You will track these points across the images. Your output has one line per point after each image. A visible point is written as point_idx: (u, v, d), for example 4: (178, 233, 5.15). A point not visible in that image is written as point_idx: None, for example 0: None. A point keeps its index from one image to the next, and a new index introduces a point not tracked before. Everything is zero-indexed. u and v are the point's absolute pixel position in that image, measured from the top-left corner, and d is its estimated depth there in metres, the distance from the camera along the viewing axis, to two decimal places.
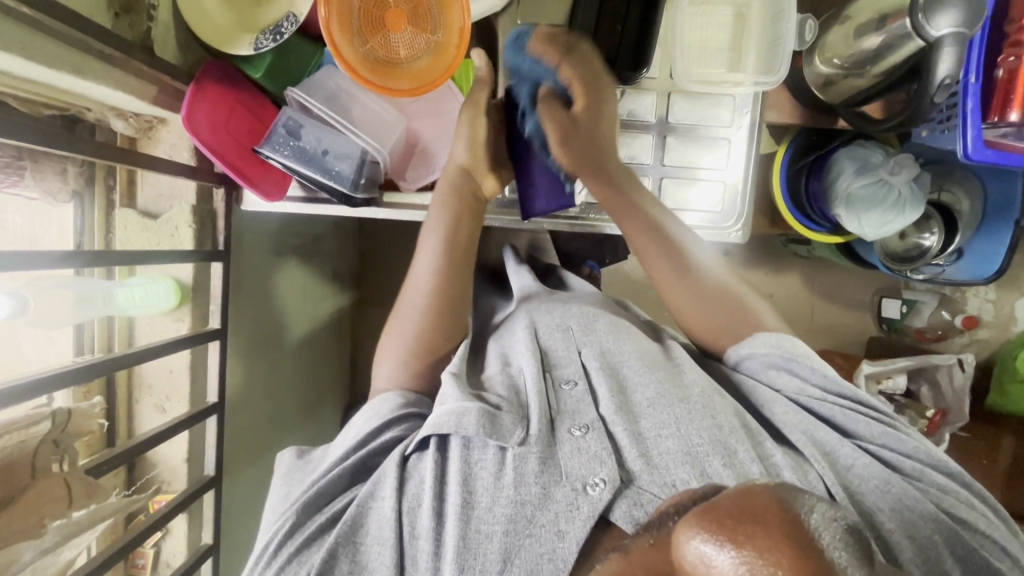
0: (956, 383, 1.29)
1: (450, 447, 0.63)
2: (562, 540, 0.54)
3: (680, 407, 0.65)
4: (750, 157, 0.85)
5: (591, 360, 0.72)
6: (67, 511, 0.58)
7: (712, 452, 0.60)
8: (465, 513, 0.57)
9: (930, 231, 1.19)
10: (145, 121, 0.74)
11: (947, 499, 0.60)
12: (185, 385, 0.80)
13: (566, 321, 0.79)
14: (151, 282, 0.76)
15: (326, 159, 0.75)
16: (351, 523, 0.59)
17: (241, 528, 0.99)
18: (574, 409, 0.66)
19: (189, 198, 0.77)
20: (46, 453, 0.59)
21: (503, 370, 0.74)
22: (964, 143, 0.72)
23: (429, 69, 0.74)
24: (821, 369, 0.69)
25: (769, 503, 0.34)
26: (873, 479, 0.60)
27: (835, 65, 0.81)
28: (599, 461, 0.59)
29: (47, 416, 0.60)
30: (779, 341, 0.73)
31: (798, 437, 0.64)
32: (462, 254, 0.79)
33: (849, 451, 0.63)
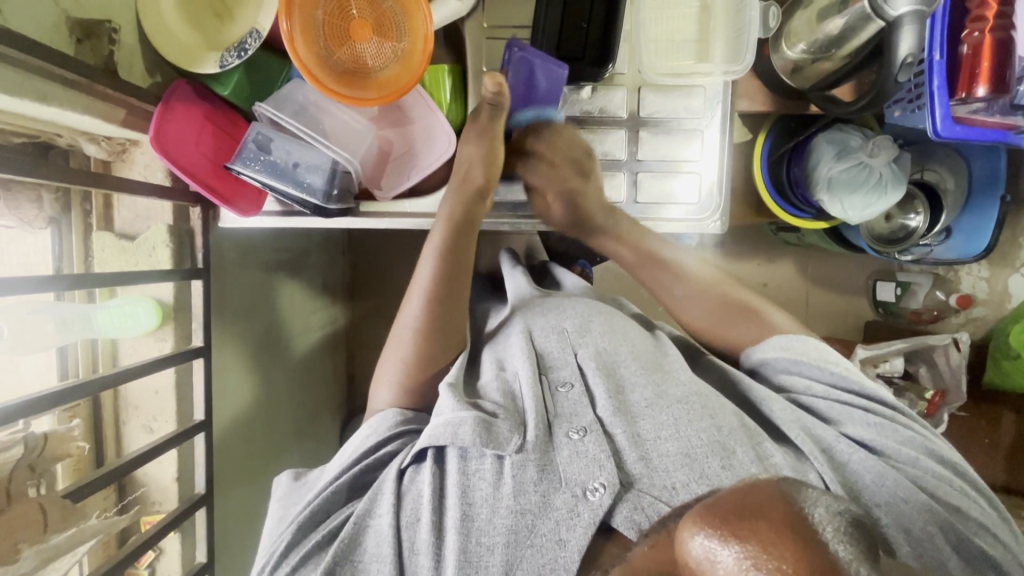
0: (953, 363, 1.28)
1: (446, 459, 0.62)
2: (563, 549, 0.54)
3: (679, 407, 0.65)
4: (724, 147, 0.85)
5: (587, 361, 0.72)
6: (42, 535, 0.58)
7: (710, 453, 0.59)
8: (465, 526, 0.57)
9: (915, 211, 1.19)
10: (117, 144, 0.74)
11: (942, 489, 0.59)
12: (170, 404, 0.80)
13: (561, 322, 0.79)
14: (130, 304, 0.76)
15: (297, 171, 0.75)
16: (348, 541, 0.59)
17: (238, 545, 0.99)
18: (571, 412, 0.65)
19: (165, 218, 0.77)
20: (21, 478, 0.59)
21: (498, 375, 0.73)
22: (934, 120, 0.72)
23: (395, 76, 0.74)
24: (830, 366, 0.68)
25: (771, 498, 0.33)
26: (869, 473, 0.59)
27: (801, 51, 0.80)
28: (599, 465, 0.58)
29: (20, 442, 0.61)
30: (789, 342, 0.72)
31: (798, 434, 0.62)
32: (456, 272, 0.77)
33: (845, 446, 0.62)
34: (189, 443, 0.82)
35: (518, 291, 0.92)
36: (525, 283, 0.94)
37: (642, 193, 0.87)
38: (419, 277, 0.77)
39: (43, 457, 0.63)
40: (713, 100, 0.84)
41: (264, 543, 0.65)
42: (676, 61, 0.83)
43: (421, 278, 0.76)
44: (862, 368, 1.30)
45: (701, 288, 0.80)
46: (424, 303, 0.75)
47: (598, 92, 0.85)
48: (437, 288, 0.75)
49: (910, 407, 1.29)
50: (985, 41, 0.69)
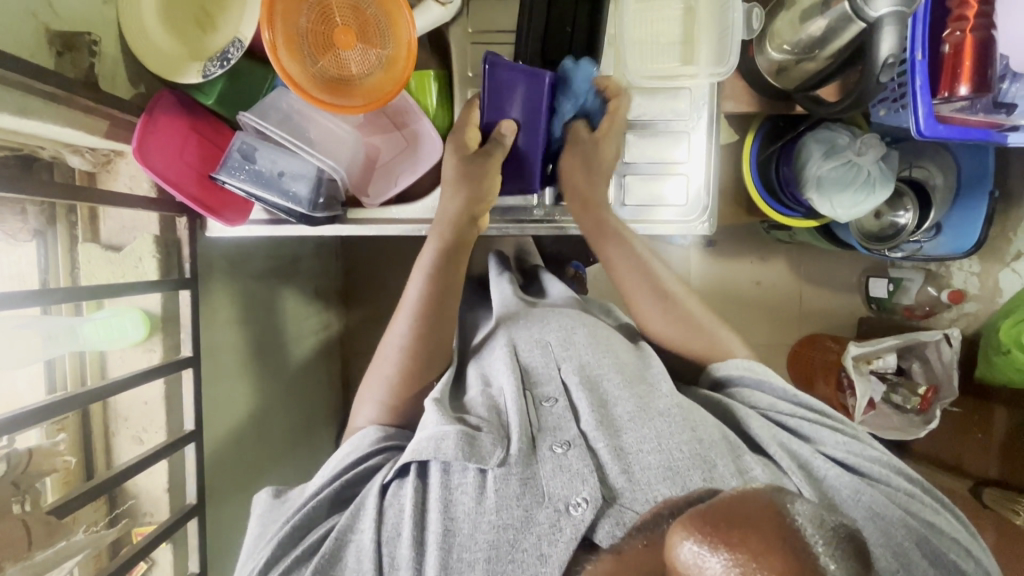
0: (945, 358, 1.28)
1: (429, 474, 0.63)
2: (544, 564, 0.53)
3: (661, 421, 0.65)
4: (711, 149, 0.85)
5: (571, 376, 0.72)
6: (28, 552, 0.58)
7: (691, 466, 0.59)
8: (447, 541, 0.56)
9: (904, 209, 1.19)
10: (102, 155, 0.74)
11: (916, 503, 0.60)
12: (160, 415, 0.80)
13: (544, 337, 0.78)
14: (117, 315, 0.76)
15: (282, 180, 0.75)
16: (329, 556, 0.59)
17: (232, 554, 0.99)
18: (554, 426, 0.65)
19: (151, 228, 0.77)
20: (6, 495, 0.59)
21: (484, 392, 0.72)
22: (917, 119, 0.72)
23: (380, 83, 0.75)
24: (799, 393, 0.70)
25: (765, 506, 0.33)
26: (846, 488, 0.59)
27: (785, 52, 0.81)
28: (581, 478, 0.58)
29: (2, 458, 0.61)
30: (750, 363, 0.74)
31: (777, 450, 0.63)
32: (445, 294, 0.77)
33: (823, 462, 0.62)
34: (179, 454, 0.82)
35: (502, 300, 0.92)
36: (512, 291, 0.94)
37: (630, 195, 0.87)
38: (408, 295, 0.78)
39: (27, 473, 0.62)
40: (699, 102, 0.84)
41: (241, 560, 0.64)
42: (660, 63, 0.83)
43: (410, 296, 0.77)
44: (856, 365, 1.30)
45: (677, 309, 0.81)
46: (413, 321, 0.75)
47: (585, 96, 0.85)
48: (426, 305, 0.76)
49: (904, 403, 1.31)
50: (966, 40, 0.70)
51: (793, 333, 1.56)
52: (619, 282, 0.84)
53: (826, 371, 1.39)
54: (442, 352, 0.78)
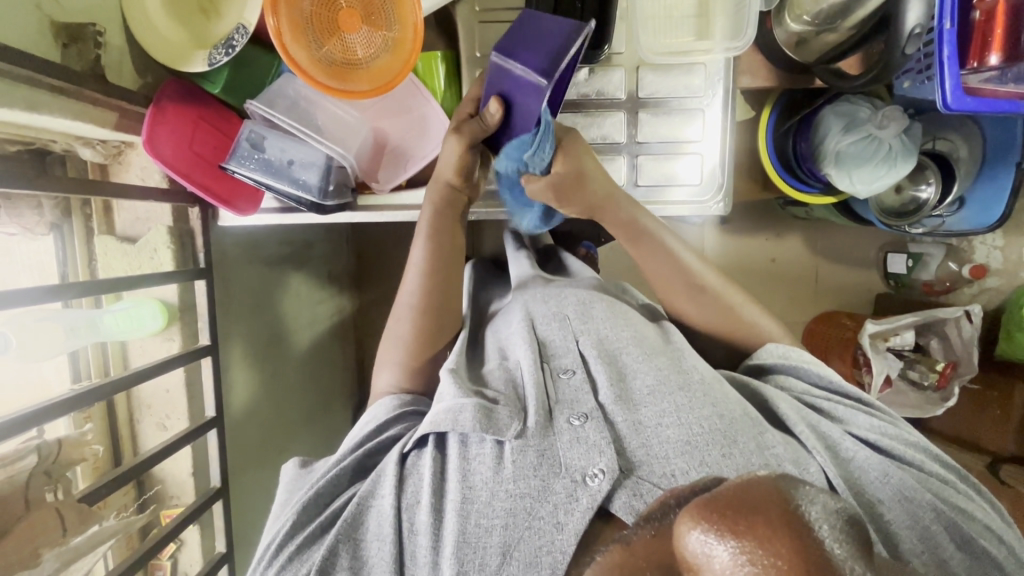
0: (965, 335, 1.27)
1: (449, 444, 0.64)
2: (560, 532, 0.54)
3: (681, 395, 0.65)
4: (726, 127, 0.83)
5: (589, 349, 0.72)
6: (62, 539, 0.60)
7: (711, 441, 0.59)
8: (465, 508, 0.57)
9: (926, 182, 1.15)
10: (112, 147, 0.75)
11: (944, 490, 0.60)
12: (182, 402, 0.82)
13: (563, 309, 0.78)
14: (138, 306, 0.77)
15: (292, 168, 0.75)
16: (350, 522, 0.60)
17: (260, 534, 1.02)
18: (572, 398, 0.66)
19: (165, 219, 0.78)
20: (38, 485, 0.61)
21: (501, 364, 0.74)
22: (943, 92, 0.68)
23: (388, 66, 0.74)
24: (828, 374, 0.70)
25: (771, 492, 0.33)
26: (872, 470, 0.59)
27: (805, 23, 0.76)
28: (598, 450, 0.59)
29: (34, 450, 0.63)
30: (786, 351, 0.74)
31: (803, 429, 0.62)
32: (447, 263, 0.79)
33: (850, 443, 0.62)
34: (203, 440, 0.84)
35: (519, 275, 0.92)
36: (529, 266, 0.94)
37: (641, 175, 0.85)
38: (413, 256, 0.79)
39: (58, 463, 0.64)
40: (714, 78, 0.81)
41: (269, 525, 0.67)
42: (674, 38, 0.80)
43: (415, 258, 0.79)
44: (872, 342, 1.29)
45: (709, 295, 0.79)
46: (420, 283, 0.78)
47: (596, 74, 0.83)
48: (431, 269, 0.78)
49: (921, 378, 1.32)
50: (998, 6, 0.66)
51: (808, 309, 1.56)
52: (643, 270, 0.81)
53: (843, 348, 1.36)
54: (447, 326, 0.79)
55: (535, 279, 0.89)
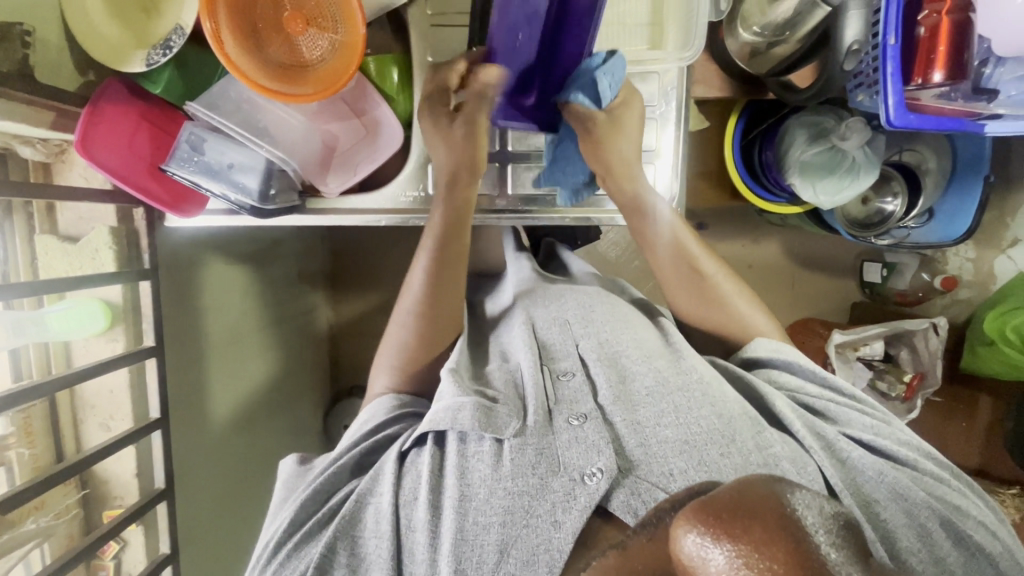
0: (931, 346, 1.28)
1: (448, 441, 0.64)
2: (558, 530, 0.54)
3: (679, 396, 0.66)
4: (679, 138, 0.83)
5: (588, 353, 0.73)
6: None
7: (709, 440, 0.60)
8: (463, 505, 0.57)
9: (891, 195, 1.15)
10: (54, 145, 0.75)
11: (939, 487, 0.60)
12: (126, 403, 0.82)
13: (563, 314, 0.80)
14: (78, 306, 0.77)
15: (232, 172, 0.74)
16: (348, 518, 0.60)
17: (235, 532, 1.03)
18: (572, 399, 0.67)
19: (109, 219, 0.77)
20: None
21: (503, 366, 0.75)
22: (886, 108, 0.67)
23: (333, 69, 0.73)
24: (821, 372, 0.71)
25: (766, 496, 0.31)
26: (867, 469, 0.60)
27: (755, 34, 0.76)
28: (597, 449, 0.59)
29: None
30: (778, 345, 0.75)
31: (799, 427, 0.63)
32: (452, 265, 0.78)
33: (846, 442, 0.62)
34: (147, 441, 0.83)
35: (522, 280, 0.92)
36: (529, 266, 0.95)
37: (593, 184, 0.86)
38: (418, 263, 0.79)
39: None
40: (668, 88, 0.81)
41: (268, 523, 0.68)
42: (627, 46, 0.79)
43: (420, 265, 0.78)
44: (841, 352, 1.29)
45: (709, 300, 0.80)
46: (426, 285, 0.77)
47: None
48: (438, 272, 0.77)
49: (889, 390, 1.28)
50: (942, 22, 0.66)
51: (783, 316, 1.56)
52: (657, 272, 0.83)
53: (814, 357, 1.36)
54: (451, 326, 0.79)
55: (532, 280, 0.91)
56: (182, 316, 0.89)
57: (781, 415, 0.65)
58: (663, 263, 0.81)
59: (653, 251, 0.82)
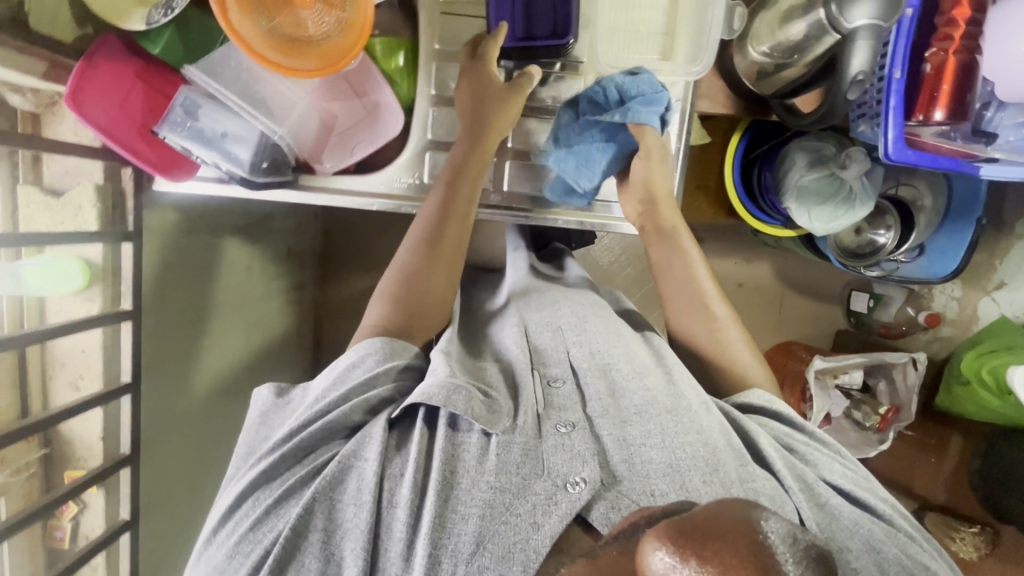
0: (909, 381, 1.29)
1: (438, 426, 0.63)
2: (536, 531, 0.54)
3: (668, 418, 0.64)
4: (680, 152, 0.83)
5: (580, 361, 0.72)
6: None
7: (693, 466, 0.59)
8: (444, 492, 0.57)
9: (884, 227, 1.15)
10: (46, 97, 0.73)
11: (912, 547, 0.60)
12: (97, 364, 0.80)
13: (556, 320, 0.79)
14: (58, 262, 0.76)
15: (224, 141, 0.74)
16: (330, 480, 0.59)
17: (205, 503, 1.01)
18: (561, 406, 0.66)
19: (96, 177, 0.76)
20: None
21: (495, 364, 0.74)
22: (885, 141, 0.67)
23: (337, 47, 0.72)
24: (805, 425, 0.70)
25: (737, 519, 0.30)
26: (845, 518, 0.59)
27: (765, 53, 0.76)
28: (582, 460, 0.58)
29: None
30: (773, 398, 0.72)
31: (782, 467, 0.62)
32: (460, 216, 0.76)
33: (826, 489, 0.62)
34: (115, 405, 0.82)
35: (515, 279, 0.93)
36: (529, 265, 0.96)
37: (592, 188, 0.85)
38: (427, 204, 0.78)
39: None
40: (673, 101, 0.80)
41: (239, 448, 0.67)
42: (636, 55, 0.80)
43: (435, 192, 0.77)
44: (819, 378, 1.29)
45: (712, 326, 0.78)
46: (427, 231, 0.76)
47: (559, 80, 0.82)
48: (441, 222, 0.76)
49: (863, 420, 1.31)
50: (948, 61, 0.67)
51: (769, 338, 1.56)
52: (660, 283, 0.82)
53: (794, 381, 1.36)
54: (448, 297, 0.77)
55: (529, 283, 0.91)
56: (167, 283, 0.87)
57: (765, 454, 0.64)
58: (665, 275, 0.82)
59: (658, 259, 0.82)
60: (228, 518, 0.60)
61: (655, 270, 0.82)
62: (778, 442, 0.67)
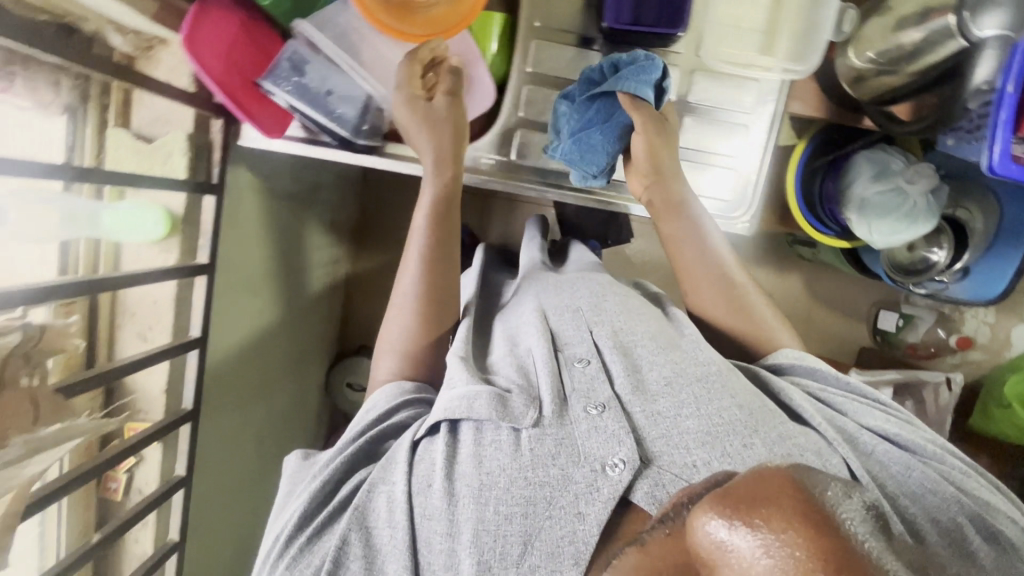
0: (941, 400, 1.31)
1: (462, 432, 0.62)
2: (582, 522, 0.53)
3: (697, 386, 0.63)
4: (767, 148, 0.82)
5: (603, 339, 0.70)
6: (32, 426, 0.55)
7: (732, 431, 0.58)
8: (480, 494, 0.55)
9: (939, 245, 1.16)
10: (145, 39, 0.72)
11: (961, 480, 0.61)
12: (168, 317, 0.79)
13: (577, 302, 0.76)
14: (139, 210, 0.75)
15: (328, 99, 0.72)
16: (360, 508, 0.58)
17: (225, 470, 0.99)
18: (587, 387, 0.64)
19: (185, 126, 0.74)
20: (15, 366, 0.56)
21: (511, 353, 0.71)
22: (989, 155, 0.66)
23: (444, 15, 0.71)
24: (839, 373, 0.70)
25: (782, 481, 0.31)
26: (893, 463, 0.60)
27: (868, 59, 0.76)
28: (618, 440, 0.57)
29: (18, 329, 0.57)
30: (800, 353, 0.73)
31: (821, 422, 0.62)
32: (449, 214, 0.76)
33: (868, 437, 0.62)
34: (182, 359, 0.81)
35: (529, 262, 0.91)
36: (541, 254, 0.93)
37: None
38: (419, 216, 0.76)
39: (40, 349, 0.58)
40: (765, 98, 0.81)
41: (273, 515, 0.65)
42: (737, 50, 0.79)
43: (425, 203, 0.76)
44: None
45: (728, 294, 0.78)
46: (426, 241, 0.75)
47: None
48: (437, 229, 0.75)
49: None
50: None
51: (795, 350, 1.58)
52: (676, 258, 0.80)
53: None
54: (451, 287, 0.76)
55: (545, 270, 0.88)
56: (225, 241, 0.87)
57: (799, 411, 0.65)
58: (678, 248, 0.80)
59: (668, 232, 0.80)
60: (264, 564, 0.59)
61: (666, 243, 0.81)
62: (813, 397, 0.68)
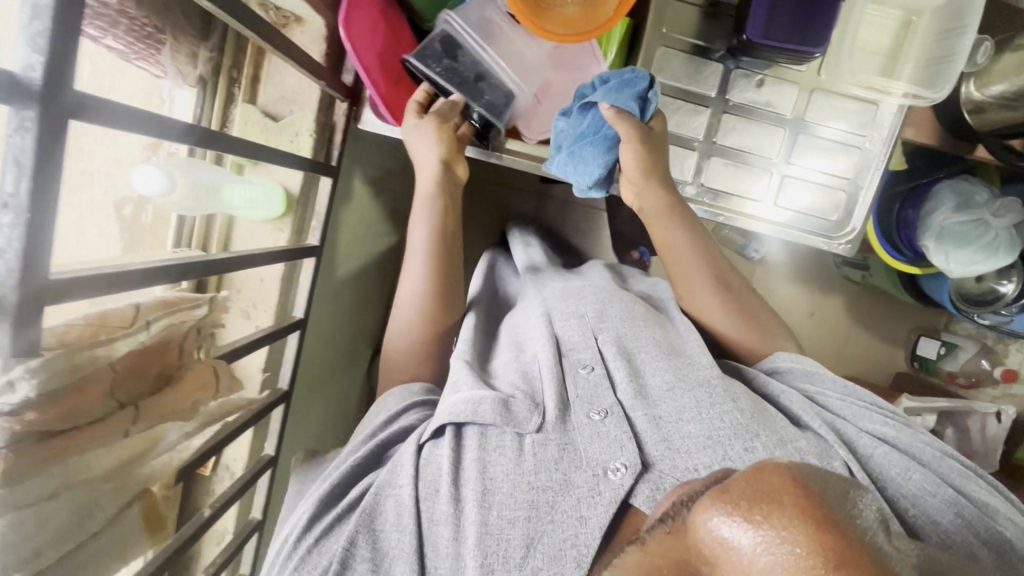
0: (988, 431, 1.31)
1: (467, 435, 0.62)
2: (584, 525, 0.52)
3: (700, 391, 0.63)
4: (878, 171, 0.83)
5: (607, 346, 0.70)
6: (214, 398, 0.54)
7: (733, 435, 0.58)
8: (486, 499, 0.55)
9: (1010, 278, 1.16)
10: (282, 16, 0.71)
11: (965, 483, 0.57)
12: (274, 296, 0.79)
13: (581, 308, 0.76)
14: (265, 186, 0.75)
15: (476, 85, 0.75)
16: (368, 511, 0.57)
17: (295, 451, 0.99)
18: (591, 393, 0.64)
19: (312, 105, 0.74)
20: (192, 343, 0.53)
21: (515, 358, 0.72)
22: None
23: (578, 18, 0.72)
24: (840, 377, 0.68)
25: (783, 478, 0.31)
26: (894, 466, 0.58)
27: (991, 91, 0.77)
28: (620, 445, 0.58)
29: (203, 300, 0.54)
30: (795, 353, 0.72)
31: (821, 424, 0.61)
32: (451, 237, 0.78)
33: (867, 440, 0.61)
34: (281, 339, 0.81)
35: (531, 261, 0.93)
36: (541, 254, 0.95)
37: (782, 197, 0.84)
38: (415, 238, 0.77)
39: (211, 323, 0.56)
40: (882, 122, 0.81)
41: (282, 527, 0.64)
42: (863, 72, 0.79)
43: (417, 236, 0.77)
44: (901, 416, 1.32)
45: (732, 299, 0.76)
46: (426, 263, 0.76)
47: (766, 85, 0.81)
48: (437, 250, 0.77)
49: None
50: None
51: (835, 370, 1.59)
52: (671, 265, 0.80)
53: None
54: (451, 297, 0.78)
55: (548, 268, 0.91)
56: None
57: (798, 415, 0.64)
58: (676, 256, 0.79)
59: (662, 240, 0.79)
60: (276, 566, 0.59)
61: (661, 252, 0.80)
62: (811, 401, 0.67)
